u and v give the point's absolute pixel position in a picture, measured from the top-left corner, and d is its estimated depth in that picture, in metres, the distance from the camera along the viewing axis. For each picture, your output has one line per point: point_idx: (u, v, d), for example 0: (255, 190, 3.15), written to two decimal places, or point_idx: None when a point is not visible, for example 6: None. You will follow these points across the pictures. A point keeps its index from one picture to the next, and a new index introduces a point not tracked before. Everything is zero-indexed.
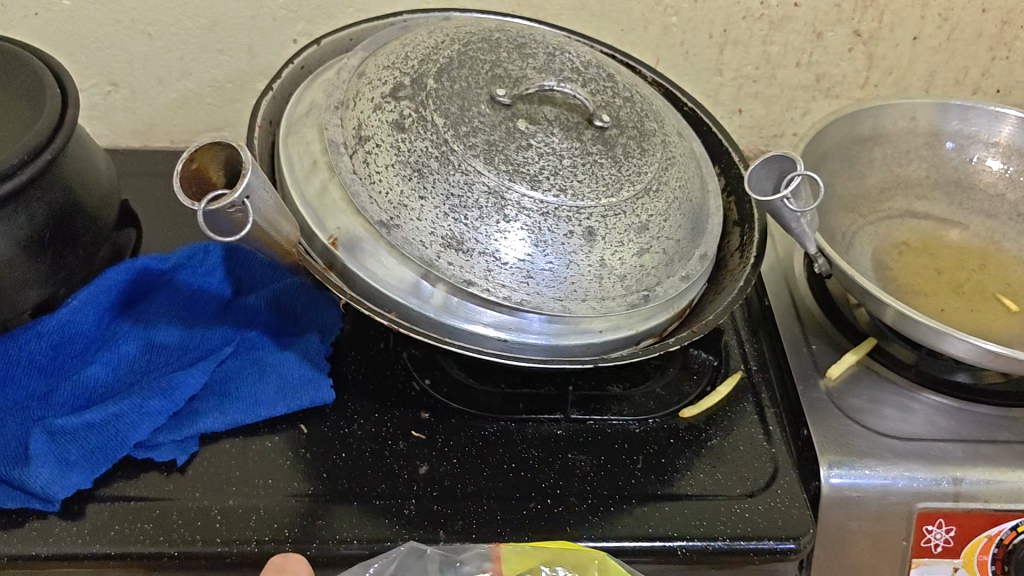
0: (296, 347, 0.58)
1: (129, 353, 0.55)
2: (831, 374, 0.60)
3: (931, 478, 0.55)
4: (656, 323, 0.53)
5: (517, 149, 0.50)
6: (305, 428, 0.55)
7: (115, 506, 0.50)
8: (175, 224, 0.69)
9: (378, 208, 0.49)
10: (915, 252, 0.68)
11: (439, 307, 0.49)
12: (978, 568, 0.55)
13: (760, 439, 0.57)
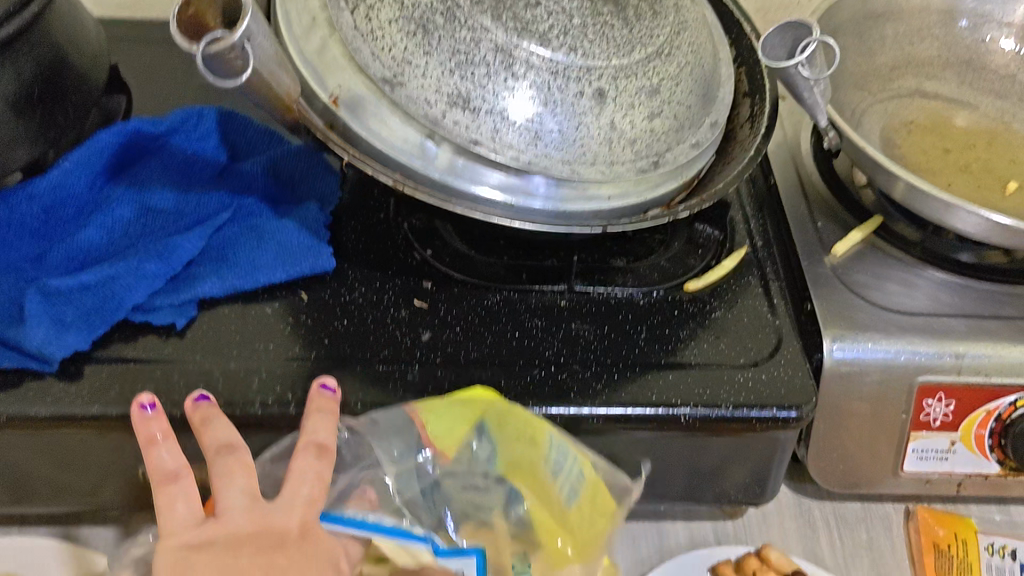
0: (295, 214, 0.56)
1: (124, 216, 0.54)
2: (836, 251, 0.60)
3: (933, 352, 0.55)
4: (665, 192, 0.51)
5: (525, 6, 0.48)
6: (305, 295, 0.54)
7: (114, 367, 0.49)
8: (166, 92, 0.66)
9: (381, 65, 0.47)
10: (923, 131, 0.67)
11: (443, 169, 0.47)
12: (975, 442, 0.56)
13: (764, 311, 0.56)
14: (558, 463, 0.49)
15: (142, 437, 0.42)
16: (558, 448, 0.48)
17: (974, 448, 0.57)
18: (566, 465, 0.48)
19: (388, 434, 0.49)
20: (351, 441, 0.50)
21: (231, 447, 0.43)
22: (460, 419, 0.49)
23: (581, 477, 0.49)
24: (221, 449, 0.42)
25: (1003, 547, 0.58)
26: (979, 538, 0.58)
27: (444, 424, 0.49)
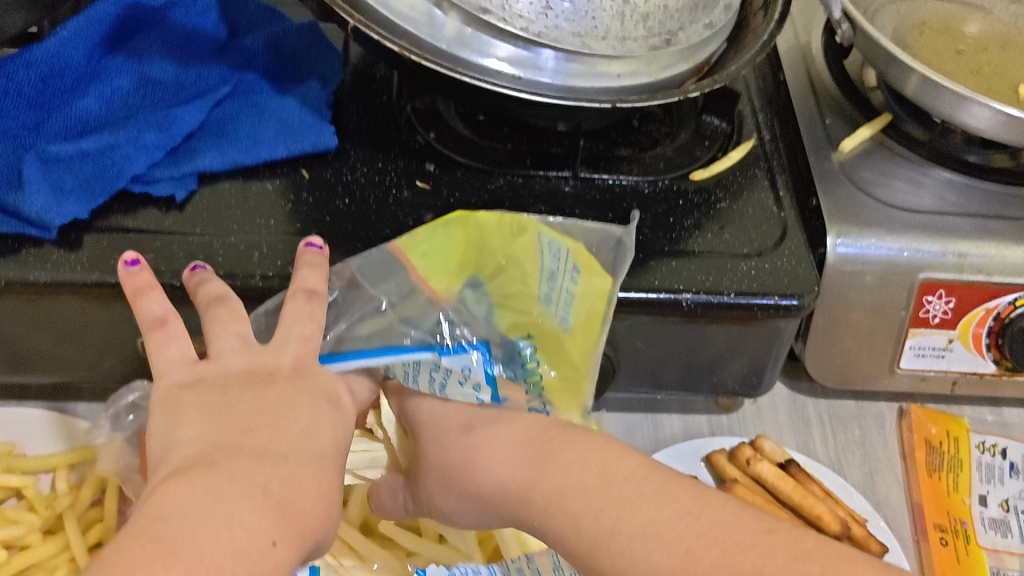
0: (297, 92, 0.55)
1: (122, 87, 0.53)
2: (844, 147, 0.59)
3: (936, 250, 0.55)
4: (674, 73, 0.50)
5: None
6: (306, 173, 0.53)
7: (114, 237, 0.49)
8: None
9: None
10: (935, 33, 0.66)
11: (450, 38, 0.47)
12: (972, 341, 0.57)
13: (770, 204, 0.55)
14: (553, 259, 0.44)
15: (130, 290, 0.42)
16: (543, 239, 0.44)
17: (971, 346, 0.57)
18: (557, 256, 0.44)
19: (379, 274, 0.46)
20: (343, 294, 0.46)
21: (219, 297, 0.42)
22: (450, 243, 0.45)
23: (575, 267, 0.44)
24: (212, 300, 0.42)
25: (993, 445, 0.59)
26: (970, 437, 0.59)
27: (434, 249, 0.45)
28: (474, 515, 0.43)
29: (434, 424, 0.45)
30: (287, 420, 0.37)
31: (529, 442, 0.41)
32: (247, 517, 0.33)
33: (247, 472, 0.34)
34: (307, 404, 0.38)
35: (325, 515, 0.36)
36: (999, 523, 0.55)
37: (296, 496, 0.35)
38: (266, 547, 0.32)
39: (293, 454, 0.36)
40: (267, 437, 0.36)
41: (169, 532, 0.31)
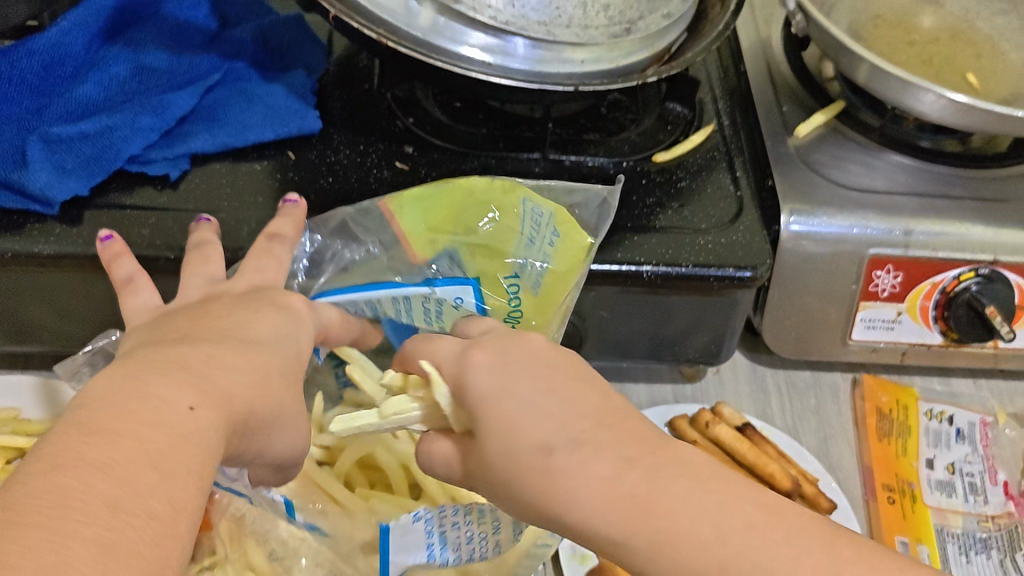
0: (283, 81, 0.59)
1: (119, 74, 0.56)
2: (799, 132, 0.63)
3: (883, 227, 0.58)
4: (636, 60, 0.53)
5: None
6: (292, 154, 0.57)
7: (112, 213, 0.52)
8: None
9: None
10: (889, 26, 0.69)
11: (424, 27, 0.50)
12: (920, 313, 0.60)
13: (727, 184, 0.59)
14: (535, 220, 0.51)
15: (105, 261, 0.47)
16: (527, 200, 0.51)
17: (918, 319, 0.61)
18: (541, 217, 0.50)
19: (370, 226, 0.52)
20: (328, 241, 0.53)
21: (204, 241, 0.47)
22: (435, 208, 0.52)
23: (552, 227, 0.50)
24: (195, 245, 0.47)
25: (940, 412, 0.63)
26: (919, 405, 0.63)
27: (420, 213, 0.52)
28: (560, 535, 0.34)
29: (515, 405, 0.34)
30: (231, 320, 0.39)
31: (638, 458, 0.33)
32: (167, 385, 0.33)
33: (177, 351, 0.35)
34: (253, 308, 0.41)
35: (271, 396, 0.37)
36: (944, 484, 0.59)
37: (229, 370, 0.36)
38: (183, 412, 0.33)
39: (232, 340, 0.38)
40: (206, 330, 0.38)
41: (91, 411, 0.32)
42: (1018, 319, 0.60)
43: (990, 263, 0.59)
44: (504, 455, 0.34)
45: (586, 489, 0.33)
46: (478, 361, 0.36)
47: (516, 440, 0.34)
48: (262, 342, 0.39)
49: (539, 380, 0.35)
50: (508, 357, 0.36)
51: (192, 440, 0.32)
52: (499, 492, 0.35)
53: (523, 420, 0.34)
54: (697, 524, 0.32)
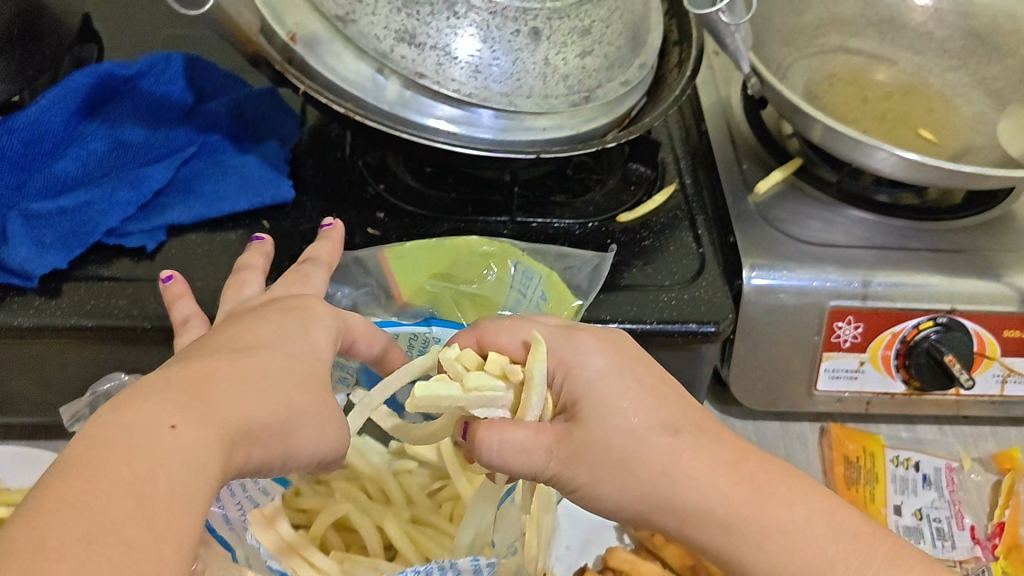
0: (257, 151, 0.60)
1: (97, 149, 0.58)
2: (758, 190, 0.65)
3: (842, 280, 0.60)
4: (596, 126, 0.55)
5: None
6: (267, 223, 0.58)
7: (90, 284, 0.53)
8: (139, 29, 0.69)
9: (335, 4, 0.52)
10: (845, 83, 0.71)
11: (392, 100, 0.52)
12: (881, 362, 0.62)
13: (690, 243, 0.60)
14: (522, 286, 0.56)
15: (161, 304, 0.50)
16: (520, 265, 0.56)
17: (881, 368, 0.62)
18: (532, 282, 0.56)
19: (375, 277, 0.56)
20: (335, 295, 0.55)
21: (246, 267, 0.51)
22: (428, 263, 0.56)
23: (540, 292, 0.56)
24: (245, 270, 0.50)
25: (906, 459, 0.64)
26: (885, 452, 0.64)
27: (413, 266, 0.56)
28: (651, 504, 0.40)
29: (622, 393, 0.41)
30: (230, 337, 0.39)
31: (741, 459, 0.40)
32: (149, 406, 0.32)
33: (169, 372, 0.35)
34: (257, 321, 0.41)
35: (276, 399, 0.36)
36: (912, 530, 0.60)
37: (221, 382, 0.35)
38: (165, 431, 0.31)
39: (230, 352, 0.37)
40: (203, 351, 0.38)
41: (76, 444, 0.31)
42: (978, 367, 0.62)
43: (948, 312, 0.61)
44: (621, 431, 0.40)
45: (696, 467, 0.39)
46: (585, 344, 0.42)
47: (638, 420, 0.40)
48: (265, 348, 0.38)
49: (649, 378, 0.42)
50: (620, 350, 0.43)
51: (173, 459, 0.31)
52: (608, 471, 0.40)
53: (643, 406, 0.40)
54: (786, 518, 0.39)
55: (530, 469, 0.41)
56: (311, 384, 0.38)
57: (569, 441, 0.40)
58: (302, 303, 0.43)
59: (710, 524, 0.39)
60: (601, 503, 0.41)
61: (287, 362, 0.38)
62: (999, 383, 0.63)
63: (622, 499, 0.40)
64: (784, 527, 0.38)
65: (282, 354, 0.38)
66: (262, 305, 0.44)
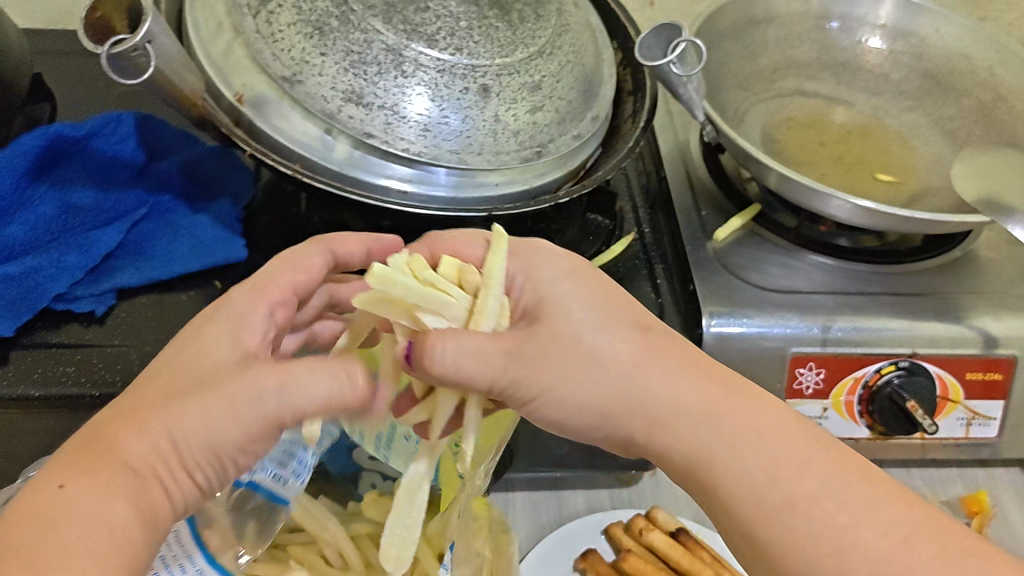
0: (209, 211, 0.60)
1: (46, 213, 0.56)
2: (717, 237, 0.65)
3: (802, 325, 0.60)
4: (549, 181, 0.56)
5: (416, 10, 0.52)
6: (219, 284, 0.57)
7: (37, 352, 0.52)
8: (91, 90, 0.68)
9: (281, 64, 0.51)
10: (802, 127, 0.71)
11: (343, 160, 0.51)
12: (845, 409, 0.61)
13: (649, 291, 0.62)
14: None
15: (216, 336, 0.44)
16: None
17: (845, 414, 0.61)
18: None
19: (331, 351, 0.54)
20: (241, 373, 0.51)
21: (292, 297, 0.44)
22: None
23: None
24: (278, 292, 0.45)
25: None
26: None
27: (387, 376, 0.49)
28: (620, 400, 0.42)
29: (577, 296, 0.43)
30: (151, 367, 0.41)
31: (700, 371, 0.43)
32: (55, 468, 0.37)
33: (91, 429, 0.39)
34: (180, 336, 0.42)
35: (182, 412, 0.38)
36: None
37: (118, 427, 0.38)
38: (54, 490, 0.36)
39: (141, 389, 0.40)
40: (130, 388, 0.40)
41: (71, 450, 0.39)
42: (942, 411, 0.61)
43: (909, 356, 0.60)
44: (583, 327, 0.42)
45: (665, 370, 0.42)
46: (546, 255, 0.46)
47: (605, 323, 0.43)
48: (170, 371, 0.40)
49: (605, 292, 0.45)
50: (577, 267, 0.46)
51: (59, 516, 0.35)
52: (575, 367, 0.41)
53: (608, 313, 0.44)
54: (756, 422, 0.41)
55: (484, 378, 0.39)
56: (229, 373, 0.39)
57: (532, 340, 0.41)
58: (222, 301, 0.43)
59: (680, 421, 0.41)
60: (563, 407, 0.42)
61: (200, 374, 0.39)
62: (964, 427, 0.62)
63: (589, 398, 0.42)
64: (756, 428, 0.41)
65: (191, 367, 0.40)
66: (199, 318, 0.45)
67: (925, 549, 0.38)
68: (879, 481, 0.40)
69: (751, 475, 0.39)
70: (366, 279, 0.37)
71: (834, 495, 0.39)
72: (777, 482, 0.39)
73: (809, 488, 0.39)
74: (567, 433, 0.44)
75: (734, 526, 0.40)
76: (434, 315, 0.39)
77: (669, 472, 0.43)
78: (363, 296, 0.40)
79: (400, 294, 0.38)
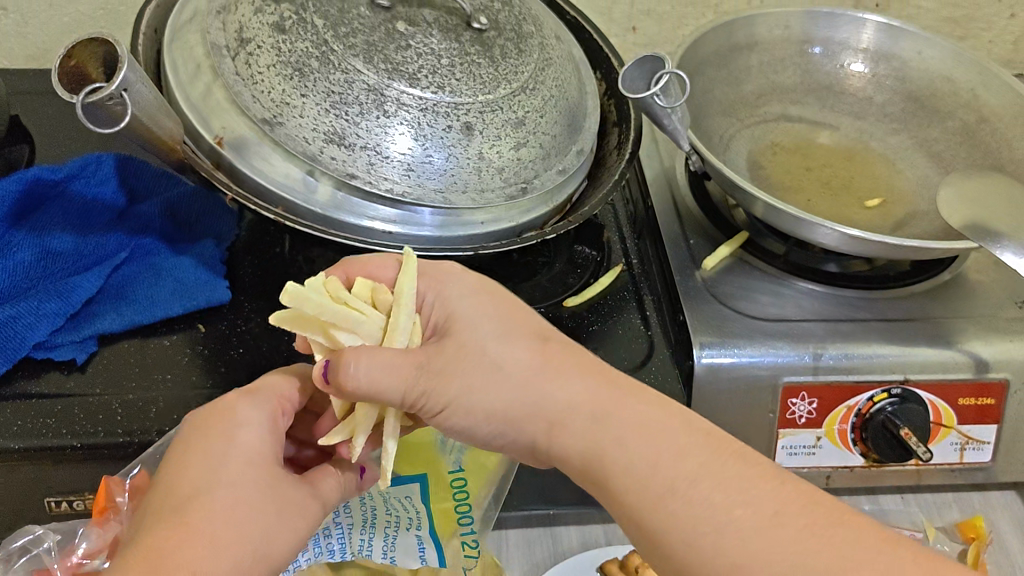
0: (191, 252, 0.59)
1: (24, 260, 0.55)
2: (707, 264, 0.64)
3: (794, 354, 0.59)
4: (536, 216, 0.55)
5: (396, 48, 0.52)
6: (202, 327, 0.56)
7: (16, 403, 0.51)
8: (71, 131, 0.67)
9: (261, 106, 0.50)
10: (788, 152, 0.71)
11: (325, 203, 0.50)
12: (838, 437, 0.61)
13: (638, 324, 0.62)
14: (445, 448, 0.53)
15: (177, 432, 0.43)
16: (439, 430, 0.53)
17: (838, 442, 0.61)
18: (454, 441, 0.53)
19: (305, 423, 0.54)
20: None
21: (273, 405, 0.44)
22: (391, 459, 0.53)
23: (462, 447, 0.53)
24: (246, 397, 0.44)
25: None
26: None
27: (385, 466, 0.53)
28: (522, 407, 0.43)
29: (481, 309, 0.45)
30: (167, 489, 0.39)
31: (600, 374, 0.44)
32: None
33: (131, 554, 0.37)
34: (183, 453, 0.41)
35: (251, 532, 0.39)
36: None
37: (184, 554, 0.36)
38: None
39: (178, 509, 0.38)
40: (155, 509, 0.39)
41: None
42: (935, 436, 0.61)
43: (902, 382, 0.60)
44: (488, 339, 0.44)
45: (564, 375, 0.43)
46: (456, 276, 0.47)
47: (505, 334, 0.44)
48: (209, 491, 0.39)
49: (505, 305, 0.47)
50: (480, 281, 0.47)
51: None
52: (479, 376, 0.43)
53: (509, 326, 0.45)
54: (644, 416, 0.42)
55: (397, 390, 0.41)
56: (271, 500, 0.40)
57: (441, 354, 0.43)
58: (218, 411, 0.42)
59: (574, 420, 0.42)
60: (470, 415, 0.43)
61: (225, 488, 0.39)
62: (959, 452, 0.62)
63: (495, 406, 0.43)
64: (644, 430, 0.41)
65: (233, 485, 0.39)
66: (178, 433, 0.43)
67: (798, 525, 0.37)
68: (760, 464, 0.40)
69: (634, 467, 0.40)
70: (280, 296, 0.39)
71: (710, 477, 0.39)
72: (656, 470, 0.39)
73: (688, 474, 0.39)
74: (480, 443, 0.45)
75: (624, 519, 0.41)
76: (348, 333, 0.42)
77: (576, 480, 0.43)
78: (282, 313, 0.41)
79: (314, 311, 0.40)
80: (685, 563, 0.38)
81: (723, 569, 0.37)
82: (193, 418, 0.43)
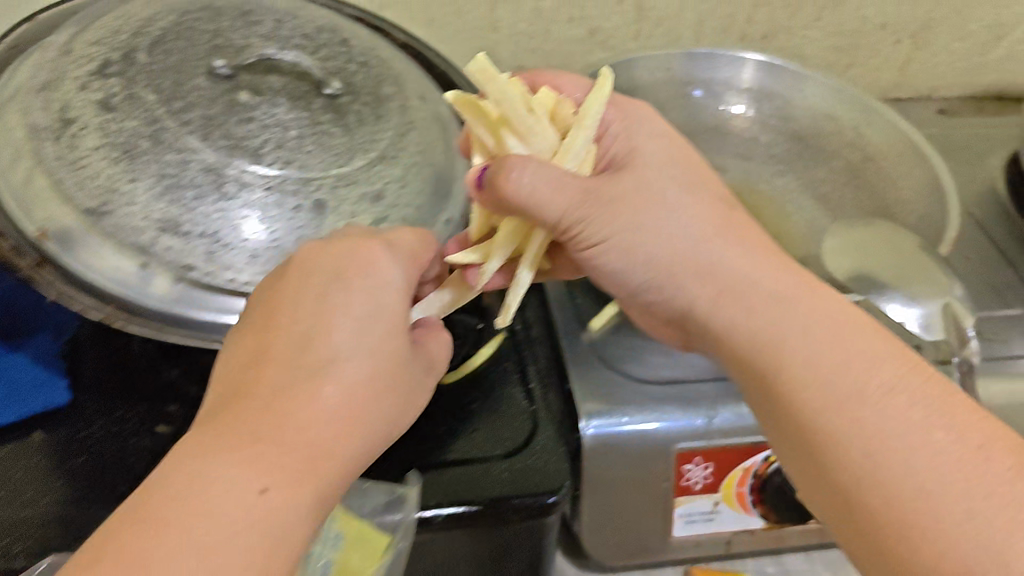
0: (24, 349, 0.53)
1: None
2: (593, 325, 0.62)
3: (683, 418, 0.56)
4: None
5: (239, 122, 0.48)
6: (40, 434, 0.49)
7: None
8: None
9: (87, 194, 0.46)
10: None
11: (162, 298, 0.46)
12: (737, 499, 0.58)
13: (520, 396, 0.56)
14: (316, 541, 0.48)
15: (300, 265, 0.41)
16: None
17: (736, 505, 0.58)
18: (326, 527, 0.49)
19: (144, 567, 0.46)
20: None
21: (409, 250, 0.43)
22: None
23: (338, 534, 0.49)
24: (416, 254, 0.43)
25: None
26: None
27: None
28: (693, 259, 0.44)
29: (662, 155, 0.47)
30: (301, 336, 0.38)
31: (760, 237, 0.46)
32: (217, 457, 0.33)
33: (236, 401, 0.35)
34: (320, 295, 0.39)
35: (349, 410, 0.37)
36: None
37: (296, 412, 0.35)
38: (255, 494, 0.32)
39: (301, 360, 0.37)
40: (267, 350, 0.37)
41: (189, 439, 0.34)
42: None
43: None
44: (665, 188, 0.46)
45: (723, 242, 0.44)
46: (646, 118, 0.50)
47: (693, 199, 0.46)
48: (336, 351, 0.38)
49: (702, 173, 0.48)
50: (681, 147, 0.49)
51: (263, 525, 0.32)
52: (656, 217, 0.45)
53: (696, 180, 0.47)
54: (807, 314, 0.41)
55: (558, 207, 0.43)
56: (385, 378, 0.39)
57: (614, 186, 0.45)
58: (359, 254, 0.41)
59: (756, 297, 0.42)
60: (627, 257, 0.45)
61: (361, 357, 0.38)
62: None
63: (668, 252, 0.44)
64: (853, 329, 0.40)
65: (371, 351, 0.39)
66: (298, 258, 0.41)
67: (995, 461, 0.35)
68: (955, 391, 0.38)
69: (813, 367, 0.39)
70: (468, 66, 0.40)
71: (910, 391, 0.37)
72: (842, 374, 0.38)
73: (882, 383, 0.38)
74: (634, 292, 0.47)
75: (781, 412, 0.40)
76: (516, 139, 0.44)
77: (722, 353, 0.44)
78: (456, 95, 0.43)
79: (505, 104, 0.41)
80: (849, 475, 0.37)
81: (908, 492, 0.35)
82: (319, 252, 0.41)
